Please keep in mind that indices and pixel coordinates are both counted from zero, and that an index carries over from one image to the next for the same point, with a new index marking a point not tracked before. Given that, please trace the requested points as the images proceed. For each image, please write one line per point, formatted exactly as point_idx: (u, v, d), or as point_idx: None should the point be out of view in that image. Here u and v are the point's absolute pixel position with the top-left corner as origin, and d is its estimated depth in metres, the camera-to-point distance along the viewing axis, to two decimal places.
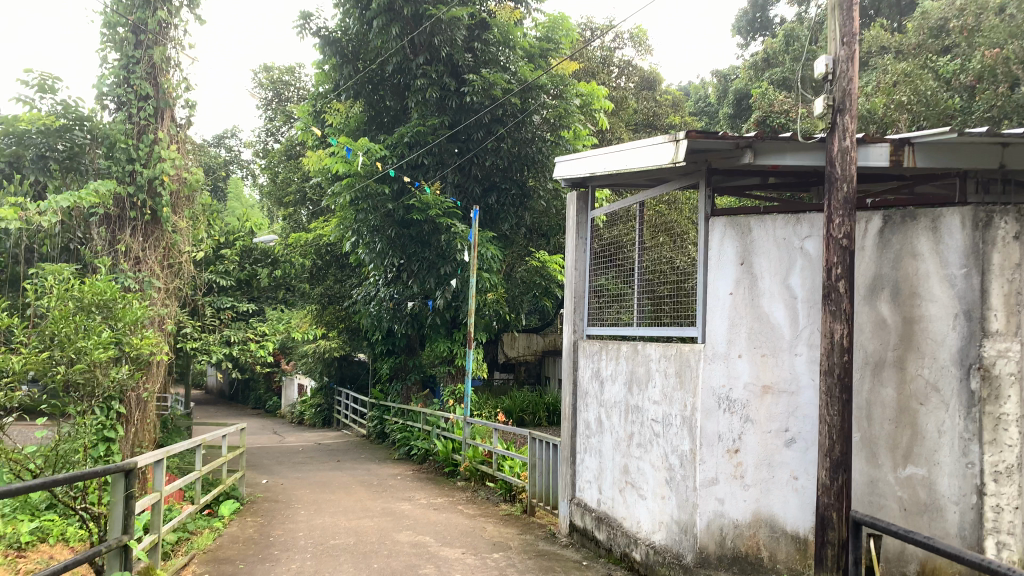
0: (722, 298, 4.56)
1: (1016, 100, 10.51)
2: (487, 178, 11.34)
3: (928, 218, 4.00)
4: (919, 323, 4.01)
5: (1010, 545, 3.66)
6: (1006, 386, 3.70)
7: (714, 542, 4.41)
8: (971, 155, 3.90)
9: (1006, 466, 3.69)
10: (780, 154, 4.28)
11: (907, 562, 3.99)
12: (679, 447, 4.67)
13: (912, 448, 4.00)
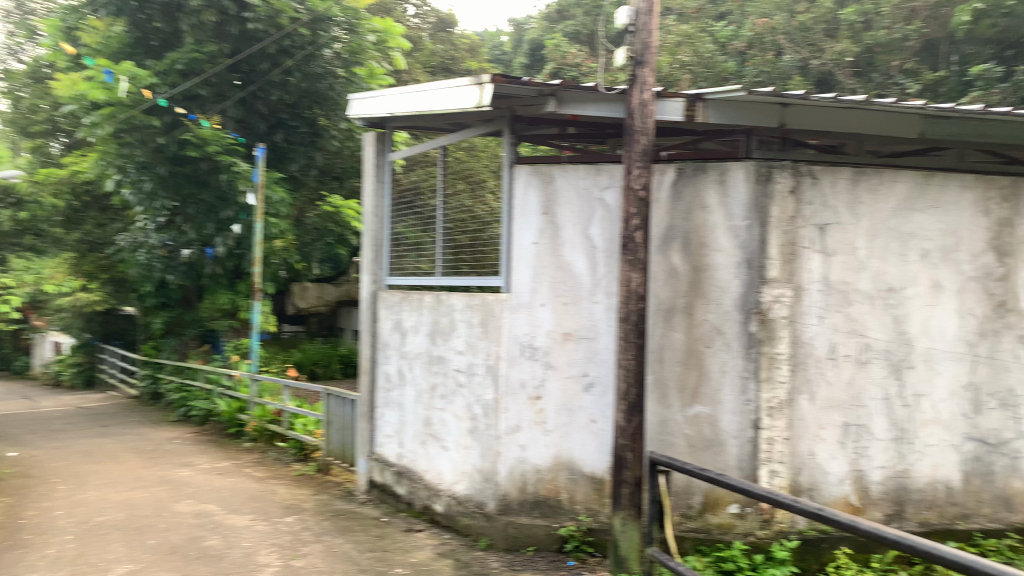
0: (526, 248, 4.49)
1: (780, 68, 11.52)
2: (273, 115, 10.60)
3: (716, 171, 4.09)
4: (707, 271, 4.12)
5: (779, 472, 3.95)
6: (779, 329, 3.95)
7: (516, 488, 4.43)
8: (757, 113, 3.93)
9: (778, 402, 3.95)
10: (583, 104, 4.22)
11: (693, 494, 4.20)
12: (482, 397, 4.61)
13: (698, 388, 4.12)
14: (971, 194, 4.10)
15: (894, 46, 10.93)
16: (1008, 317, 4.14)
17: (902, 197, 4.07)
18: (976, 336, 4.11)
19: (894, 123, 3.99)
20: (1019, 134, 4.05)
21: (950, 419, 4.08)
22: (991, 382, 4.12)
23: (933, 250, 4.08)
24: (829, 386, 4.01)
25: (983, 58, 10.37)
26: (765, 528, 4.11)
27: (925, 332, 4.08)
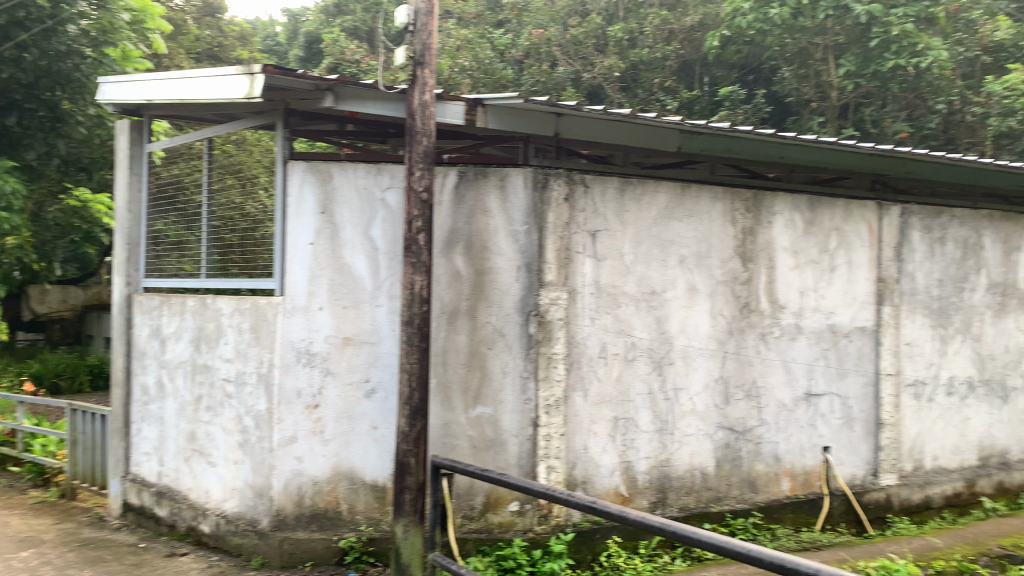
0: (302, 248, 4.24)
1: (555, 78, 11.91)
2: (3, 94, 9.26)
3: (497, 176, 4.07)
4: (489, 274, 4.09)
5: (557, 468, 4.08)
6: (555, 329, 4.09)
7: (292, 502, 4.19)
8: (535, 122, 3.95)
9: (555, 399, 4.08)
10: (361, 101, 4.07)
11: (475, 494, 4.19)
12: (254, 408, 4.32)
13: (481, 389, 4.08)
14: (720, 206, 4.50)
15: (655, 64, 11.83)
16: (752, 317, 4.58)
17: (663, 206, 4.37)
18: (725, 334, 4.52)
19: (656, 136, 4.19)
20: (760, 151, 4.42)
21: (704, 410, 4.45)
22: (738, 375, 4.55)
23: (690, 255, 4.44)
24: (601, 382, 4.21)
25: (729, 82, 12.07)
26: (543, 523, 4.22)
27: (683, 331, 4.42)
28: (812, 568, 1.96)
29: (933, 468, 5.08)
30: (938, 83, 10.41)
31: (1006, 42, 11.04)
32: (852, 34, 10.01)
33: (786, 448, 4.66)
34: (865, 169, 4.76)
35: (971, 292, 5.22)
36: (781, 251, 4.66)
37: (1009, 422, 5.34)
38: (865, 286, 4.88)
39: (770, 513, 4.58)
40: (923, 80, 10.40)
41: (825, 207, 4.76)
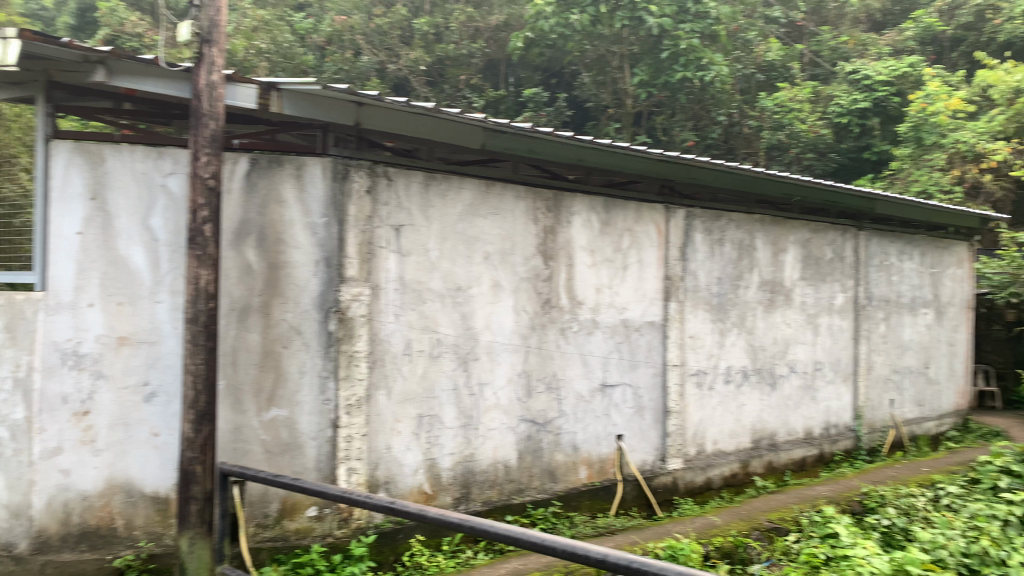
0: (68, 238, 3.80)
1: (359, 67, 11.20)
2: None
3: (293, 165, 3.89)
4: (284, 268, 3.87)
5: (358, 470, 3.95)
6: (357, 327, 3.95)
7: (56, 522, 3.75)
8: (333, 110, 3.77)
9: (356, 399, 3.95)
10: (139, 78, 3.69)
11: (269, 502, 3.94)
12: (7, 418, 3.81)
13: (275, 391, 3.84)
14: (523, 204, 4.58)
15: (461, 61, 11.77)
16: (553, 313, 4.70)
17: (467, 203, 4.36)
18: (528, 330, 4.60)
19: (458, 132, 4.12)
20: (559, 152, 4.50)
21: (507, 404, 4.51)
22: (539, 369, 4.65)
23: (494, 252, 4.47)
24: (404, 380, 4.12)
25: (533, 83, 12.45)
26: (343, 527, 4.09)
27: (487, 327, 4.44)
28: (600, 553, 2.04)
29: (714, 452, 5.48)
30: (719, 97, 11.41)
31: (776, 63, 12.51)
32: (646, 44, 10.58)
33: (584, 437, 4.83)
34: (658, 175, 4.99)
35: (746, 289, 5.69)
36: (580, 250, 4.83)
37: (777, 407, 5.88)
38: (654, 283, 5.17)
39: (569, 501, 4.75)
40: (706, 93, 11.24)
41: (619, 209, 5.00)
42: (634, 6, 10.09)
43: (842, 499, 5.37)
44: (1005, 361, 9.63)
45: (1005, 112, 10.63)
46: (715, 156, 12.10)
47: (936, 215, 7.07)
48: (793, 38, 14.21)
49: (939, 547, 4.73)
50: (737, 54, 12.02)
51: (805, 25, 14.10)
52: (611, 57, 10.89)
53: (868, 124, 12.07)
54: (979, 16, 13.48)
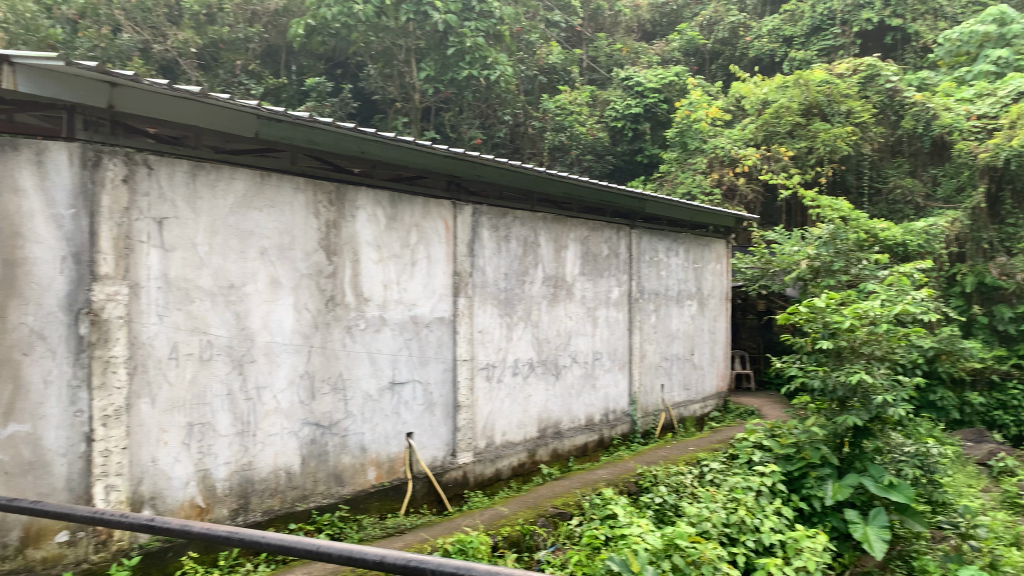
0: None
1: (119, 45, 9.88)
2: None
3: (31, 150, 3.44)
4: (21, 266, 3.42)
5: (118, 486, 3.56)
6: (115, 329, 3.58)
7: None
8: (78, 90, 3.34)
9: (114, 409, 3.56)
10: None
11: (9, 530, 3.47)
12: None
13: (13, 404, 3.37)
14: (303, 197, 4.39)
15: (236, 45, 11.03)
16: (337, 310, 4.55)
17: (240, 195, 4.10)
18: (310, 328, 4.41)
19: (229, 119, 3.86)
20: (340, 144, 4.37)
21: (289, 407, 4.29)
22: (324, 369, 4.47)
23: (271, 248, 4.23)
24: (171, 387, 3.79)
25: (316, 72, 11.97)
26: (101, 550, 3.70)
27: (265, 327, 4.20)
28: (379, 553, 1.42)
29: (502, 443, 5.59)
30: (505, 97, 11.90)
31: (557, 66, 13.18)
32: (432, 40, 10.59)
33: (372, 438, 4.72)
34: (444, 171, 5.00)
35: (530, 284, 5.86)
36: (365, 245, 4.71)
37: (561, 396, 6.12)
38: (442, 278, 5.17)
39: (357, 503, 4.62)
40: (492, 92, 11.59)
41: (406, 204, 4.95)
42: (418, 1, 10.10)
43: (620, 481, 5.68)
44: (757, 346, 10.74)
45: (755, 122, 11.89)
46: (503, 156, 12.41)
47: (696, 214, 7.71)
48: (573, 43, 14.58)
49: (703, 519, 5.18)
50: (521, 55, 12.40)
51: (583, 31, 14.51)
52: (396, 50, 10.72)
53: (641, 128, 13.06)
54: (733, 33, 15.00)
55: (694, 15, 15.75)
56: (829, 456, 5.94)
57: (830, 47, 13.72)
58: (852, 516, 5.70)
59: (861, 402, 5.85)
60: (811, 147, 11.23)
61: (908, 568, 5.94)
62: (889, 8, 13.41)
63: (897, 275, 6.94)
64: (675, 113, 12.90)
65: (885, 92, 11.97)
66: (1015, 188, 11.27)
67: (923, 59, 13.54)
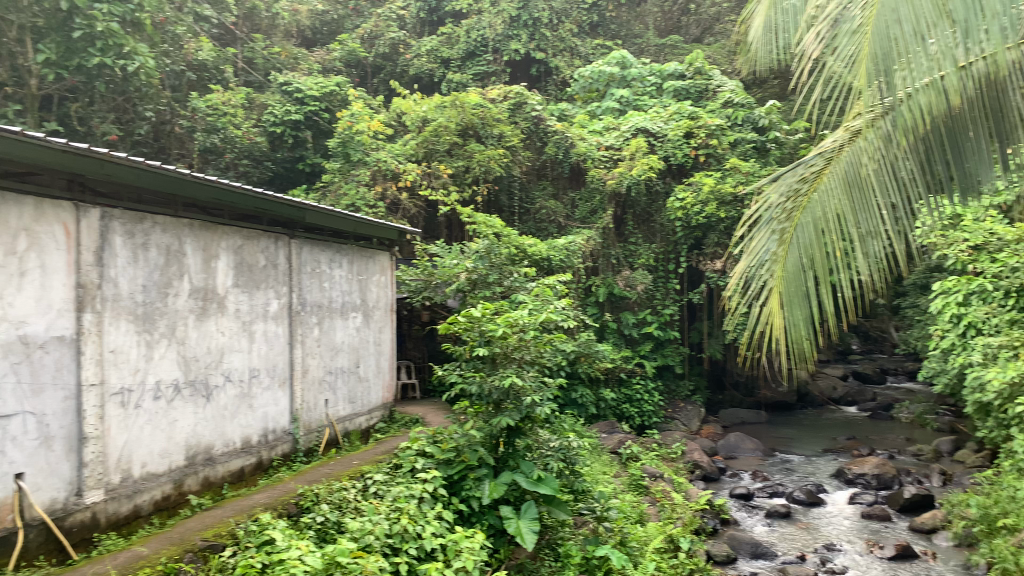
0: None
1: None
2: None
3: None
4: None
5: None
6: None
7: None
8: None
9: None
10: None
11: None
12: None
13: None
14: None
15: None
16: None
17: None
18: None
19: None
20: None
21: None
22: None
23: None
24: None
25: None
26: None
27: None
28: None
29: (141, 477, 5.00)
30: (144, 91, 10.83)
31: (207, 63, 12.39)
32: (53, 20, 9.32)
33: None
34: (64, 167, 4.36)
35: (174, 297, 5.36)
36: None
37: (212, 420, 5.66)
38: (62, 291, 4.48)
39: None
40: (130, 84, 10.53)
41: (10, 205, 4.21)
42: None
43: (278, 505, 5.40)
44: (421, 355, 11.08)
45: (415, 138, 12.23)
46: (144, 155, 11.33)
47: (357, 225, 7.76)
48: (224, 41, 13.74)
49: (366, 533, 5.11)
50: (165, 47, 11.39)
51: (236, 30, 13.74)
52: (4, 27, 9.10)
53: (302, 136, 13.03)
54: (392, 49, 15.40)
55: (355, 26, 15.89)
56: (485, 457, 6.23)
57: (483, 72, 14.82)
58: (506, 512, 6.04)
59: (513, 404, 6.25)
60: (467, 167, 12.01)
61: (554, 554, 6.49)
62: (533, 42, 15.00)
63: (543, 287, 7.64)
64: (336, 123, 13.09)
65: (531, 119, 12.89)
66: (635, 213, 13.30)
67: (561, 91, 15.40)
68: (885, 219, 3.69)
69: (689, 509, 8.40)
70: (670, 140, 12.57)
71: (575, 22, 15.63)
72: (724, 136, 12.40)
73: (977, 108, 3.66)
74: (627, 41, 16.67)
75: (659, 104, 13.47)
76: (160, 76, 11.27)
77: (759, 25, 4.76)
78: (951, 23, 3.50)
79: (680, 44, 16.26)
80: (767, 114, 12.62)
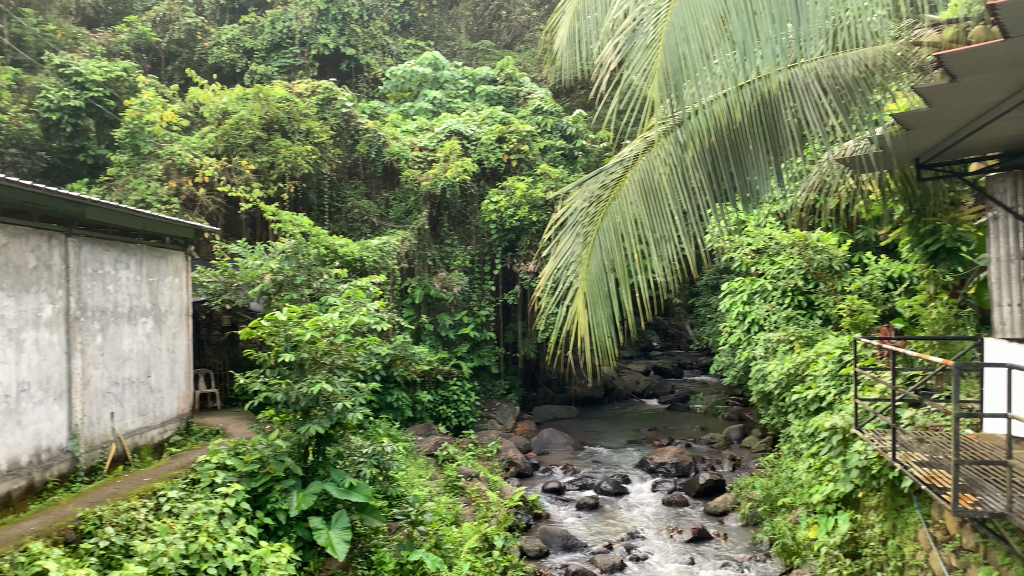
0: None
1: None
2: None
3: None
4: None
5: None
6: None
7: None
8: None
9: None
10: None
11: None
12: None
13: None
14: None
15: None
16: None
17: None
18: None
19: None
20: None
21: None
22: None
23: None
24: None
25: None
26: None
27: None
28: None
29: None
30: None
31: None
32: None
33: None
34: None
35: None
36: None
37: None
38: None
39: None
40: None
41: None
42: None
43: (53, 531, 4.86)
44: (222, 362, 10.49)
45: (214, 131, 11.53)
46: None
47: (147, 221, 7.24)
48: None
49: (158, 555, 4.72)
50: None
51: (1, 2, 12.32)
52: None
53: (82, 124, 11.97)
54: (188, 35, 14.50)
55: (146, 9, 14.75)
56: (293, 467, 5.98)
57: (289, 66, 14.31)
58: (316, 523, 5.84)
59: (323, 411, 6.06)
60: (273, 162, 11.51)
61: (367, 562, 6.34)
62: (343, 37, 14.69)
63: (354, 288, 7.47)
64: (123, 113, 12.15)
65: (341, 116, 12.56)
66: (450, 214, 13.36)
67: (373, 89, 15.16)
68: (677, 224, 4.02)
69: (502, 506, 8.59)
70: (483, 144, 12.80)
71: (386, 19, 15.50)
72: (534, 142, 12.88)
73: (753, 121, 4.01)
74: (439, 43, 16.71)
75: (472, 107, 13.71)
76: None
77: (564, 35, 4.86)
78: (731, 44, 3.69)
79: (491, 49, 16.64)
80: (573, 122, 13.26)
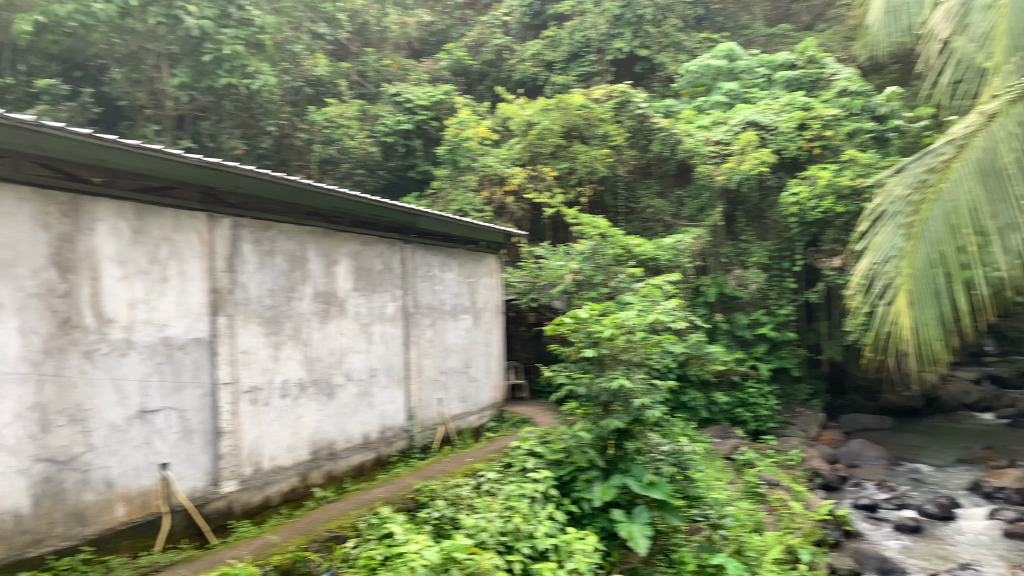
0: None
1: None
2: None
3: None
4: None
5: None
6: None
7: None
8: None
9: None
10: None
11: None
12: None
13: None
14: (29, 207, 3.79)
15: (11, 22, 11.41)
16: (73, 333, 3.95)
17: None
18: (41, 355, 3.79)
19: None
20: (76, 150, 3.81)
21: (16, 443, 3.65)
22: (59, 401, 3.85)
23: None
24: None
25: (49, 75, 10.03)
26: None
27: None
28: None
29: (271, 469, 5.27)
30: (268, 107, 11.47)
31: (324, 78, 12.98)
32: (186, 46, 10.12)
33: (121, 471, 4.18)
34: (200, 182, 4.60)
35: (299, 300, 5.62)
36: (107, 261, 4.17)
37: (335, 416, 5.91)
38: (199, 296, 4.76)
39: (103, 545, 4.07)
40: (253, 101, 11.22)
41: (153, 216, 4.49)
42: (170, 4, 9.66)
43: (397, 499, 5.58)
44: (528, 357, 11.25)
45: (520, 142, 12.41)
46: (268, 167, 11.95)
47: (468, 228, 7.92)
48: (340, 57, 14.45)
49: (480, 530, 5.19)
50: (284, 66, 12.07)
51: (350, 45, 14.46)
52: (144, 54, 10.05)
53: (412, 145, 13.51)
54: (498, 55, 15.69)
55: (461, 35, 16.29)
56: (596, 459, 6.21)
57: (587, 73, 14.93)
58: (618, 515, 5.99)
59: (621, 406, 6.18)
60: (572, 168, 12.16)
61: (668, 560, 6.35)
62: (637, 39, 14.96)
63: (650, 287, 7.52)
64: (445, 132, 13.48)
65: (636, 117, 12.84)
66: (746, 209, 13.01)
67: (667, 88, 15.24)
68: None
69: (809, 519, 8.10)
70: (782, 133, 12.11)
71: (680, 16, 15.42)
72: (840, 126, 11.87)
73: None
74: (734, 33, 16.25)
75: (769, 95, 13.00)
76: (280, 93, 11.84)
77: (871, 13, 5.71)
78: None
79: (790, 33, 15.72)
80: (886, 101, 11.89)
